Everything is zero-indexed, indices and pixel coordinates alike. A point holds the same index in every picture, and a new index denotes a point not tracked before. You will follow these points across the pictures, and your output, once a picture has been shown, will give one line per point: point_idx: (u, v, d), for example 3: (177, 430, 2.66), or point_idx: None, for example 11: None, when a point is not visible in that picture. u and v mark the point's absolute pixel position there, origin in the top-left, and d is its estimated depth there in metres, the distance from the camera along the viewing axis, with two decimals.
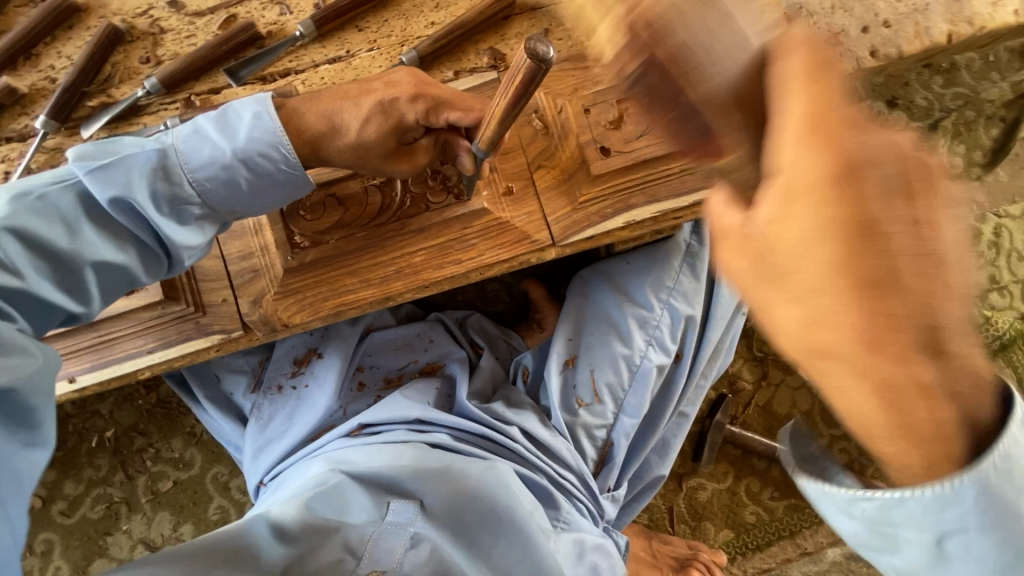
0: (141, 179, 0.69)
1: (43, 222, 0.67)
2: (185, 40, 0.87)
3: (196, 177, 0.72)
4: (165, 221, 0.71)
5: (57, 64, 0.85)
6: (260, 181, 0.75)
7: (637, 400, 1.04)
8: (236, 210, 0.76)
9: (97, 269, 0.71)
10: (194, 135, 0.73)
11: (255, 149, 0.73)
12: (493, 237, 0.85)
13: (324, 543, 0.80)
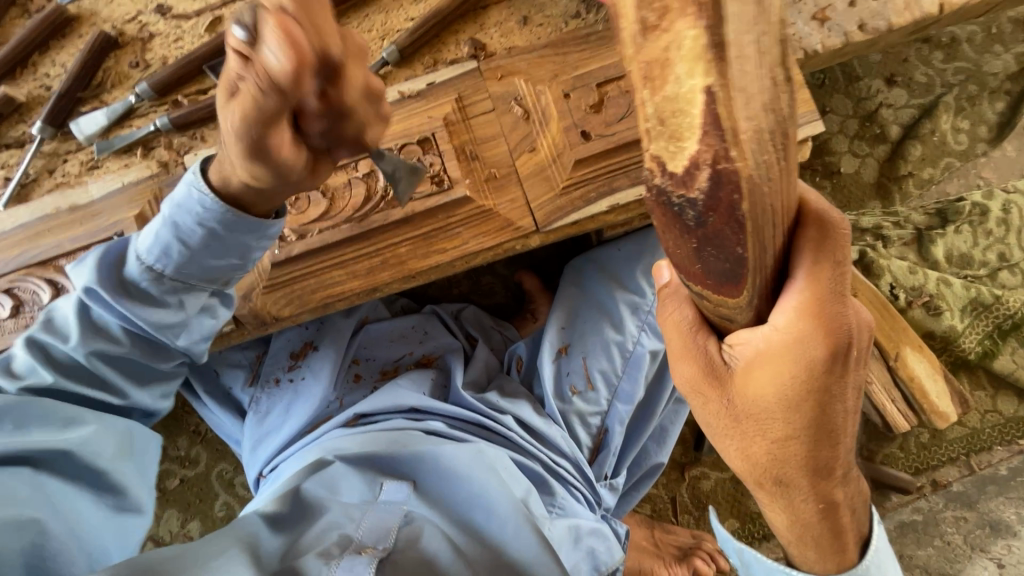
0: (106, 270, 0.73)
1: (51, 337, 0.75)
2: (172, 44, 0.89)
3: (153, 263, 0.72)
4: (137, 308, 0.73)
5: (51, 72, 0.88)
6: (199, 244, 0.70)
7: (630, 386, 1.03)
8: (205, 275, 0.74)
9: (108, 363, 0.77)
10: (150, 223, 0.73)
11: (182, 212, 0.68)
12: (477, 225, 0.86)
13: (316, 522, 0.80)
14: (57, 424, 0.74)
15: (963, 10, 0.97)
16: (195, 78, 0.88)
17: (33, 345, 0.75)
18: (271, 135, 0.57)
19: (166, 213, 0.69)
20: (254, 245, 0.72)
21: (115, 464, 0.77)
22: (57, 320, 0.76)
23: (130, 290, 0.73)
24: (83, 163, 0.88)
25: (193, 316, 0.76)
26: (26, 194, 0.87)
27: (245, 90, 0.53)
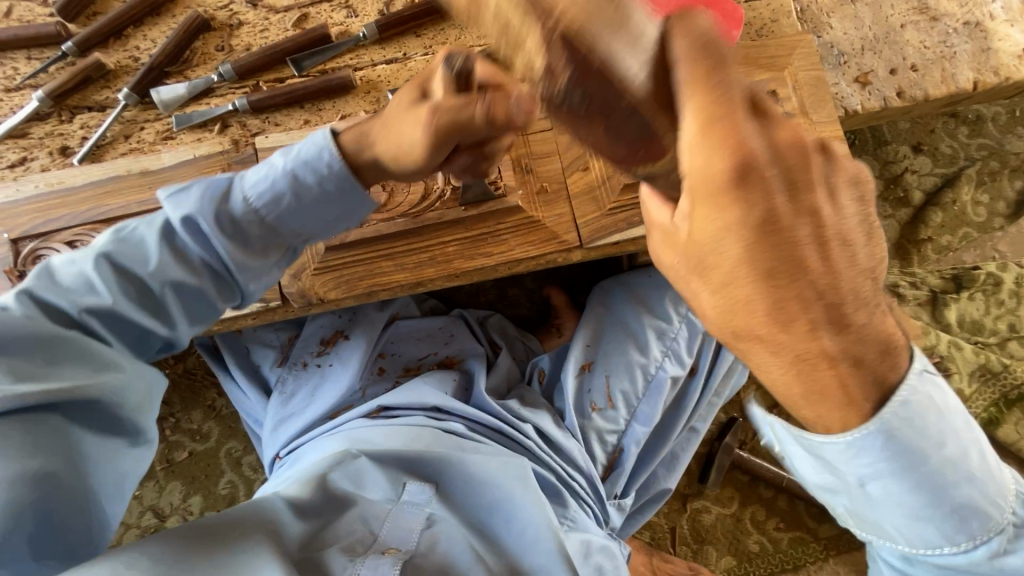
0: (211, 200, 0.74)
1: (129, 254, 0.72)
2: (259, 34, 0.95)
3: (257, 206, 0.75)
4: (233, 248, 0.75)
5: (142, 46, 0.94)
6: (311, 198, 0.76)
7: (649, 409, 1.05)
8: (298, 228, 0.79)
9: (174, 295, 0.75)
10: (260, 168, 0.77)
11: (310, 167, 0.76)
12: (524, 234, 0.90)
13: (343, 514, 0.83)
14: (89, 364, 0.71)
15: (994, 89, 1.03)
16: (276, 67, 0.94)
17: (102, 259, 0.72)
18: (449, 137, 0.71)
19: (291, 163, 0.75)
20: (350, 216, 0.80)
21: (136, 414, 0.75)
22: (134, 240, 0.73)
23: (225, 226, 0.74)
24: (158, 132, 0.92)
25: (272, 264, 0.79)
26: (100, 155, 0.91)
27: (462, 110, 0.69)
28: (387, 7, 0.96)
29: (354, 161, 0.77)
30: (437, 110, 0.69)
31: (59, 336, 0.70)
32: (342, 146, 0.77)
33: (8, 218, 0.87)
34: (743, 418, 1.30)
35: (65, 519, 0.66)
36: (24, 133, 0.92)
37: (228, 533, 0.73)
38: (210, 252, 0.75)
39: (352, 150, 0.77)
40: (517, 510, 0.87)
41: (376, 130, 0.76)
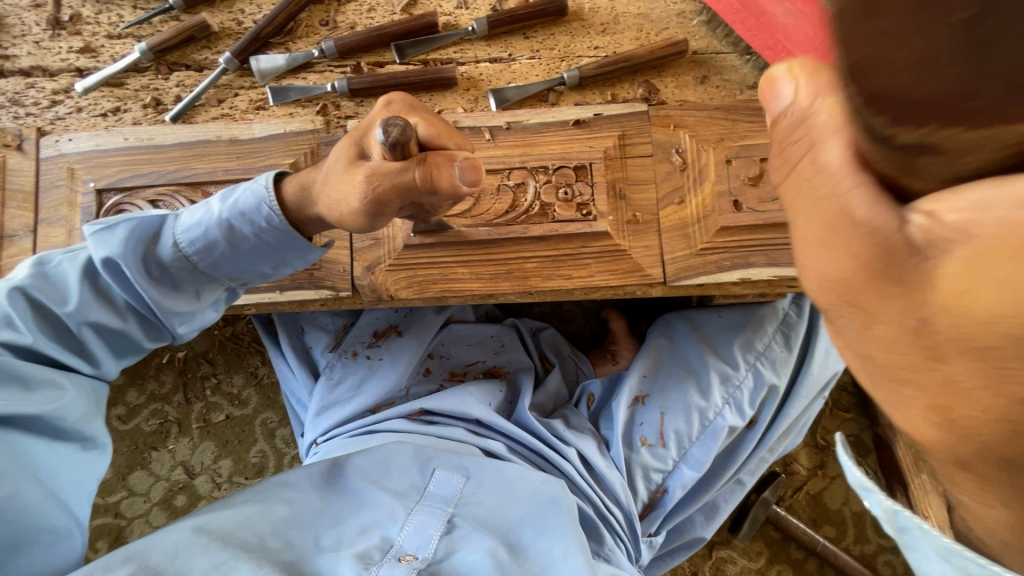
0: (137, 244, 0.73)
1: (50, 293, 0.72)
2: (365, 13, 0.92)
3: (186, 252, 0.75)
4: (159, 294, 0.75)
5: (247, 10, 0.92)
6: (243, 248, 0.75)
7: (702, 454, 1.01)
8: (234, 274, 0.78)
9: (96, 330, 0.75)
10: (194, 211, 0.75)
11: (245, 217, 0.74)
12: (607, 262, 0.86)
13: (364, 511, 0.82)
14: (18, 386, 0.69)
15: None
16: (378, 50, 0.91)
17: (15, 294, 0.70)
18: (389, 202, 0.66)
19: (225, 212, 0.74)
20: (290, 262, 0.79)
21: (81, 426, 0.75)
22: (54, 277, 0.73)
23: (151, 269, 0.75)
24: (252, 100, 0.90)
25: (204, 309, 0.79)
26: (192, 115, 0.90)
27: (398, 171, 0.63)
28: (500, 4, 0.92)
29: (294, 217, 0.74)
30: (372, 172, 0.64)
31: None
32: (282, 198, 0.74)
33: (95, 167, 0.87)
34: (785, 475, 1.25)
35: (30, 520, 0.67)
36: (120, 82, 0.91)
37: (248, 535, 0.75)
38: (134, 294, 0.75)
39: (294, 204, 0.74)
40: (541, 521, 0.85)
41: (317, 184, 0.72)
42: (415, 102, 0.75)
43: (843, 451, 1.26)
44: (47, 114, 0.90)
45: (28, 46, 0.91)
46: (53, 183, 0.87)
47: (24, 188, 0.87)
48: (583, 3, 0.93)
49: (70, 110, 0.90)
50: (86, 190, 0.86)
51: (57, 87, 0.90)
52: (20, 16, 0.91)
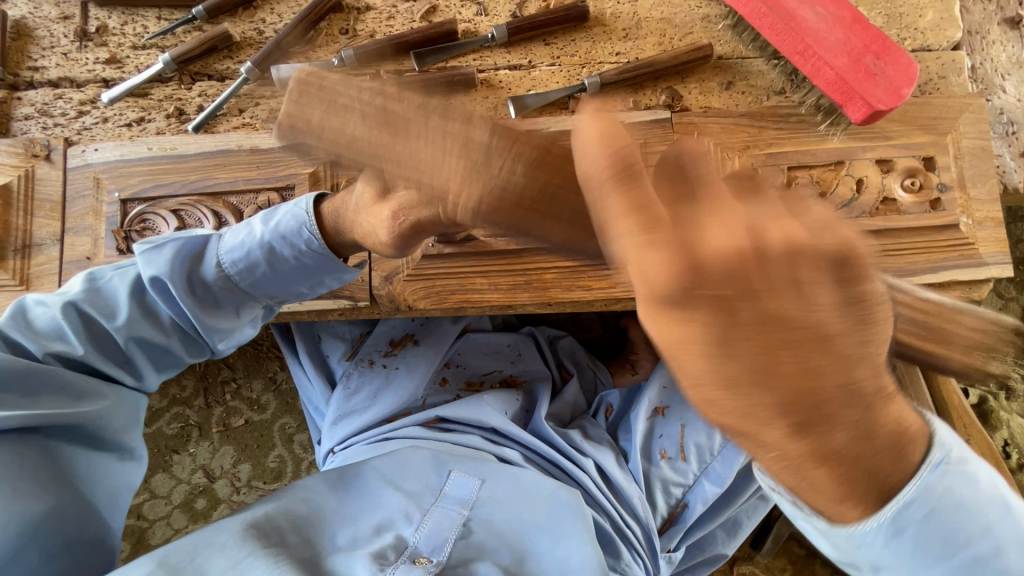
0: (183, 263, 0.74)
1: (100, 307, 0.72)
2: (385, 21, 0.92)
3: (229, 271, 0.75)
4: (202, 311, 0.75)
5: (268, 20, 0.92)
6: (284, 268, 0.75)
7: (724, 469, 0.98)
8: (273, 292, 0.78)
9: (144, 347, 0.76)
10: (237, 233, 0.76)
11: (287, 241, 0.74)
12: (628, 273, 0.84)
13: (380, 510, 0.82)
14: (70, 395, 0.71)
15: None
16: (397, 58, 0.91)
17: (71, 309, 0.71)
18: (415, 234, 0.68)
19: (268, 234, 0.74)
20: (327, 281, 0.79)
21: (123, 437, 0.76)
22: (106, 292, 0.73)
23: (196, 287, 0.75)
24: (272, 110, 0.91)
25: (243, 326, 0.80)
26: (213, 125, 0.90)
27: (423, 208, 0.63)
28: (520, 10, 0.91)
29: (333, 240, 0.75)
30: (399, 208, 0.65)
31: (55, 375, 0.70)
32: (322, 219, 0.75)
33: (120, 177, 0.88)
34: None
35: (73, 528, 0.69)
36: (145, 92, 0.92)
37: (270, 528, 0.75)
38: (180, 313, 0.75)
39: (332, 228, 0.74)
40: (558, 529, 0.84)
41: (350, 209, 0.73)
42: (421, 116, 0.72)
43: None
44: (74, 124, 0.91)
45: (56, 57, 0.92)
46: (80, 192, 0.88)
47: (51, 198, 0.88)
48: (604, 9, 0.91)
49: (96, 120, 0.91)
50: (111, 200, 0.87)
51: (83, 97, 0.92)
52: (49, 28, 0.93)
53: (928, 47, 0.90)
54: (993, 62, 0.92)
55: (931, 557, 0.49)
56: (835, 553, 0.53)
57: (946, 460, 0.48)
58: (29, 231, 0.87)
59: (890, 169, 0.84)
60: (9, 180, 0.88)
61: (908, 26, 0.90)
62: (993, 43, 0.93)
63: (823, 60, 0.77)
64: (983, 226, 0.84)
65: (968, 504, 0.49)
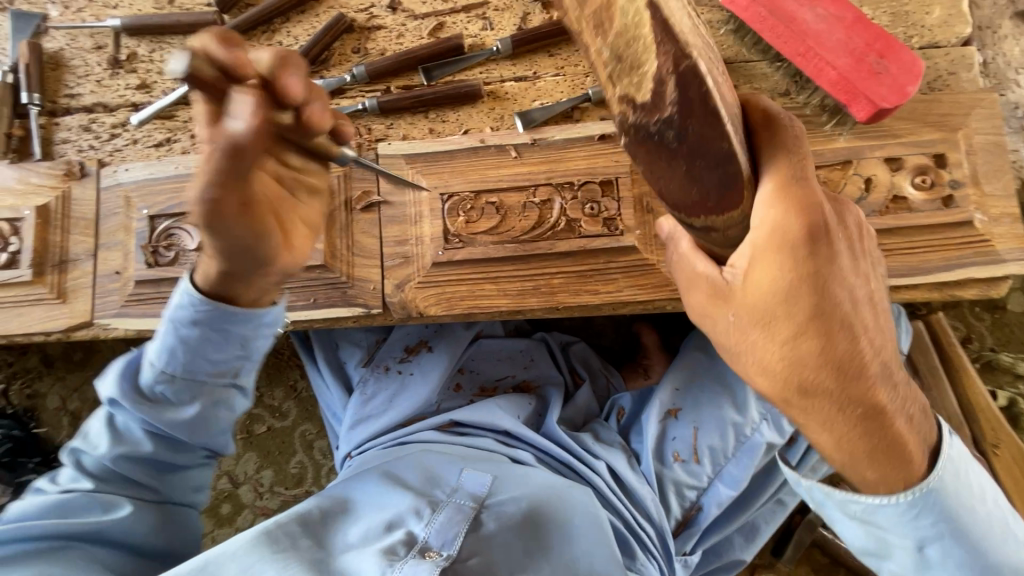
0: (122, 386, 0.74)
1: (88, 438, 0.76)
2: (395, 39, 0.95)
3: (162, 366, 0.73)
4: (156, 412, 0.74)
5: (285, 42, 0.96)
6: (198, 339, 0.72)
7: (737, 471, 0.97)
8: (213, 367, 0.74)
9: (143, 457, 0.77)
10: (157, 333, 0.75)
11: (184, 310, 0.71)
12: (635, 277, 0.85)
13: (391, 507, 0.83)
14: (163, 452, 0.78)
15: None
16: (407, 74, 0.94)
17: (72, 454, 0.76)
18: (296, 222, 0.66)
19: (171, 312, 0.72)
20: (251, 335, 0.74)
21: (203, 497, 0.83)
22: (92, 435, 0.77)
23: (148, 394, 0.75)
24: None
25: (213, 407, 0.76)
26: None
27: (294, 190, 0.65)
28: (525, 24, 0.94)
29: (217, 290, 0.70)
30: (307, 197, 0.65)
31: (66, 505, 0.72)
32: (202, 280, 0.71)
33: (148, 195, 0.93)
34: None
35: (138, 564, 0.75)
36: (171, 114, 0.97)
37: (285, 530, 0.77)
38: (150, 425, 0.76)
39: (207, 282, 0.70)
40: (572, 522, 0.86)
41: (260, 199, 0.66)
42: (292, 55, 0.57)
43: None
44: (107, 146, 0.97)
45: (91, 84, 0.99)
46: (112, 210, 0.93)
47: (86, 216, 0.94)
48: None
49: (127, 142, 0.97)
50: (139, 217, 0.92)
51: (115, 121, 0.97)
52: (84, 57, 0.99)
53: (936, 44, 0.89)
54: (1006, 56, 0.91)
55: (941, 537, 0.58)
56: (863, 540, 0.62)
57: (948, 450, 0.58)
58: (66, 248, 0.93)
59: (899, 167, 0.83)
60: (48, 200, 0.93)
61: (915, 23, 0.90)
62: (1005, 37, 0.91)
63: (826, 61, 0.77)
64: (999, 222, 0.82)
65: (966, 492, 0.58)
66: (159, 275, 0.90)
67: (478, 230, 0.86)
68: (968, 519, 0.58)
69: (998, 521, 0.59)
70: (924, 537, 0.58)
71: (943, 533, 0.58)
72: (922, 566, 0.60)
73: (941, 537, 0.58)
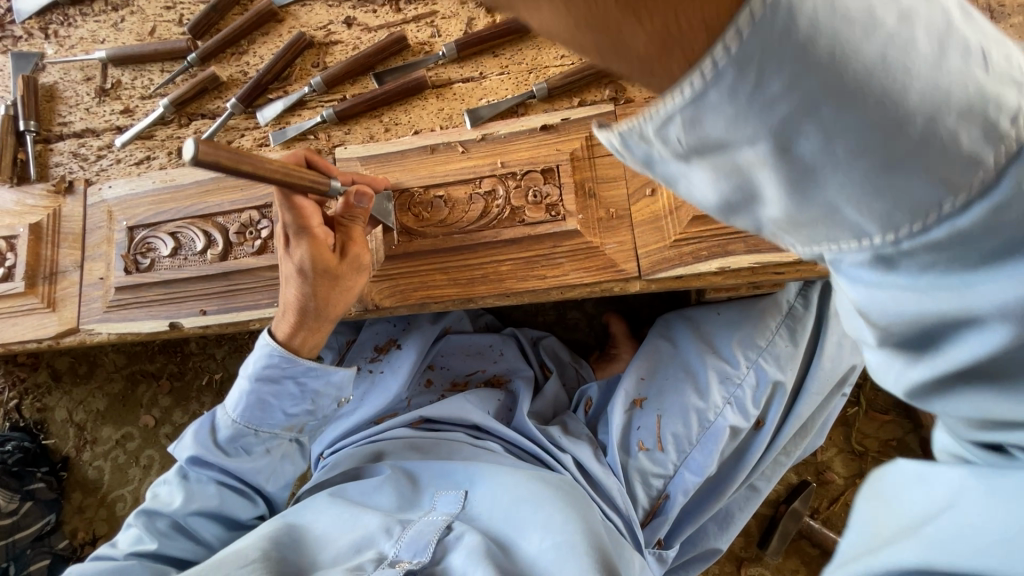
0: (205, 440, 0.91)
1: (161, 495, 0.91)
2: (350, 51, 1.01)
3: (240, 418, 0.90)
4: (235, 462, 0.91)
5: (251, 62, 1.04)
6: (275, 397, 0.89)
7: (703, 458, 0.96)
8: (287, 423, 0.92)
9: (205, 516, 0.91)
10: (235, 389, 0.91)
11: (265, 371, 0.88)
12: (580, 260, 0.86)
13: (355, 524, 0.83)
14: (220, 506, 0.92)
15: None
16: (359, 80, 1.00)
17: (143, 517, 0.89)
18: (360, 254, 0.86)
19: (250, 374, 0.89)
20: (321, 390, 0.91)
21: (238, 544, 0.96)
22: (162, 493, 0.91)
23: (224, 445, 0.91)
24: (256, 139, 1.01)
25: (279, 460, 0.95)
26: None
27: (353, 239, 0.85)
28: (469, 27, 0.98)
29: (295, 347, 0.87)
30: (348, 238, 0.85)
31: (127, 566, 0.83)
32: (280, 338, 0.88)
33: (128, 208, 1.00)
34: (817, 485, 1.15)
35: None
36: (150, 134, 1.05)
37: (249, 550, 0.78)
38: (224, 473, 0.92)
39: (285, 339, 0.87)
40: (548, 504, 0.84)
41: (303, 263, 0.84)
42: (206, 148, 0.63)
43: (884, 458, 1.16)
44: (94, 167, 1.05)
45: (80, 112, 1.07)
46: (96, 225, 1.01)
47: (73, 231, 1.01)
48: None
49: (111, 162, 1.05)
50: (120, 229, 0.99)
51: (101, 143, 1.06)
52: (75, 89, 1.08)
53: None
54: None
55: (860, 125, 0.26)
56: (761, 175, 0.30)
57: None
58: (55, 261, 1.01)
59: None
60: (40, 218, 1.02)
61: None
62: None
63: None
64: None
65: None
66: (136, 281, 0.96)
67: (427, 224, 0.90)
68: (904, 56, 0.26)
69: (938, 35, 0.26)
70: (771, 124, 0.27)
71: (819, 94, 0.26)
72: (874, 183, 0.28)
73: (817, 107, 0.26)
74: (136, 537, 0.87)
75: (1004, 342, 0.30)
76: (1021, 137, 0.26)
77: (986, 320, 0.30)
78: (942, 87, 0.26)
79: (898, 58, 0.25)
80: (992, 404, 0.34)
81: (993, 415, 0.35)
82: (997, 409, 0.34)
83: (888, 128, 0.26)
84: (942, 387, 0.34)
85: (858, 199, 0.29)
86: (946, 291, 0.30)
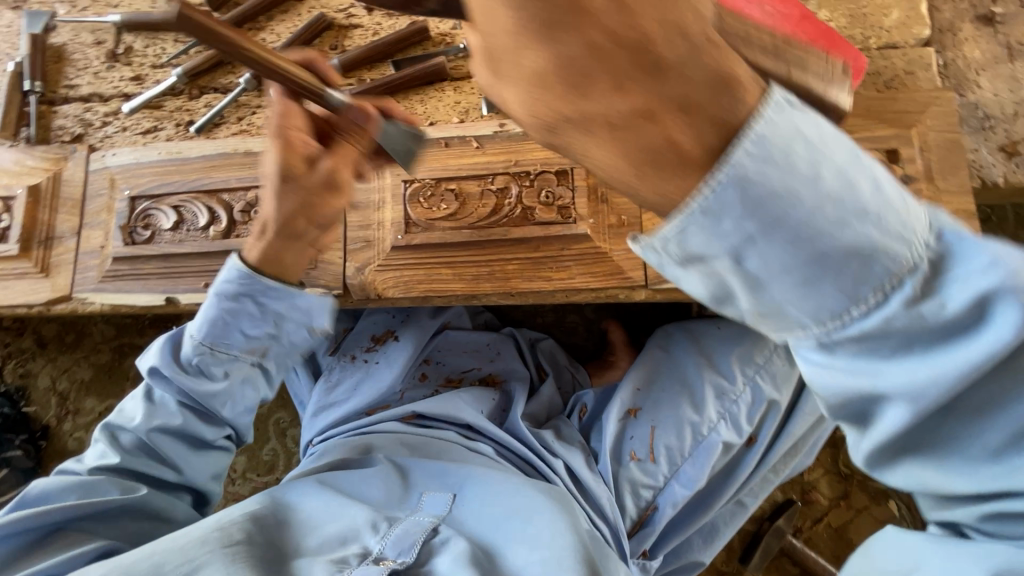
0: (165, 353, 0.86)
1: (126, 413, 0.88)
2: (370, 36, 1.00)
3: (196, 337, 0.83)
4: (191, 383, 0.85)
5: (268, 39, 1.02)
6: (235, 316, 0.82)
7: (695, 471, 0.96)
8: (248, 348, 0.85)
9: (168, 437, 0.88)
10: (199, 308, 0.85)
11: (225, 289, 0.81)
12: (587, 264, 0.86)
13: (337, 518, 0.80)
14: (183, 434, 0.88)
15: None
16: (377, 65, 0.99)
17: (108, 431, 0.87)
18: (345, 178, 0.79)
19: (210, 293, 0.83)
20: (287, 315, 0.84)
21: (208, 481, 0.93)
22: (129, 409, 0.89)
23: (184, 365, 0.86)
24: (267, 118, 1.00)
25: (240, 386, 0.87)
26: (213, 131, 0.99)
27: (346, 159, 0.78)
28: None
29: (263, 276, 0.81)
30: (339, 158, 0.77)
31: (90, 484, 0.81)
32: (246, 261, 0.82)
33: (131, 178, 0.98)
34: (801, 504, 1.16)
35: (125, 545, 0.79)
36: (158, 105, 1.03)
37: (234, 529, 0.74)
38: (183, 394, 0.86)
39: (254, 268, 0.81)
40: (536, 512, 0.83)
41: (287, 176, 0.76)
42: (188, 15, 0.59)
43: (869, 481, 1.17)
44: (98, 133, 1.03)
45: (88, 76, 1.05)
46: (97, 191, 0.99)
47: (73, 197, 0.99)
48: None
49: (116, 129, 1.02)
50: (121, 198, 0.97)
51: (108, 109, 1.04)
52: (84, 52, 1.06)
53: (893, 45, 0.90)
54: (966, 58, 0.91)
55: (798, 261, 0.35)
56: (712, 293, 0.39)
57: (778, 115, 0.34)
58: (52, 225, 0.99)
59: None
60: (39, 181, 0.99)
61: (872, 25, 0.91)
62: (965, 40, 0.92)
63: None
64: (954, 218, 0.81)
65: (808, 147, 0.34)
66: (135, 252, 0.94)
67: (437, 217, 0.89)
68: (809, 209, 0.34)
69: (843, 200, 0.34)
70: (737, 242, 0.35)
71: (769, 224, 0.34)
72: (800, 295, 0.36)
73: (764, 237, 0.35)
74: (99, 452, 0.85)
75: (905, 419, 0.38)
76: (904, 269, 0.35)
77: (893, 404, 0.38)
78: (865, 245, 0.34)
79: (820, 225, 0.34)
80: (922, 471, 0.41)
81: (932, 482, 0.42)
82: (933, 477, 0.41)
83: (809, 257, 0.35)
84: (892, 456, 0.42)
85: (798, 300, 0.36)
86: (864, 376, 0.37)
